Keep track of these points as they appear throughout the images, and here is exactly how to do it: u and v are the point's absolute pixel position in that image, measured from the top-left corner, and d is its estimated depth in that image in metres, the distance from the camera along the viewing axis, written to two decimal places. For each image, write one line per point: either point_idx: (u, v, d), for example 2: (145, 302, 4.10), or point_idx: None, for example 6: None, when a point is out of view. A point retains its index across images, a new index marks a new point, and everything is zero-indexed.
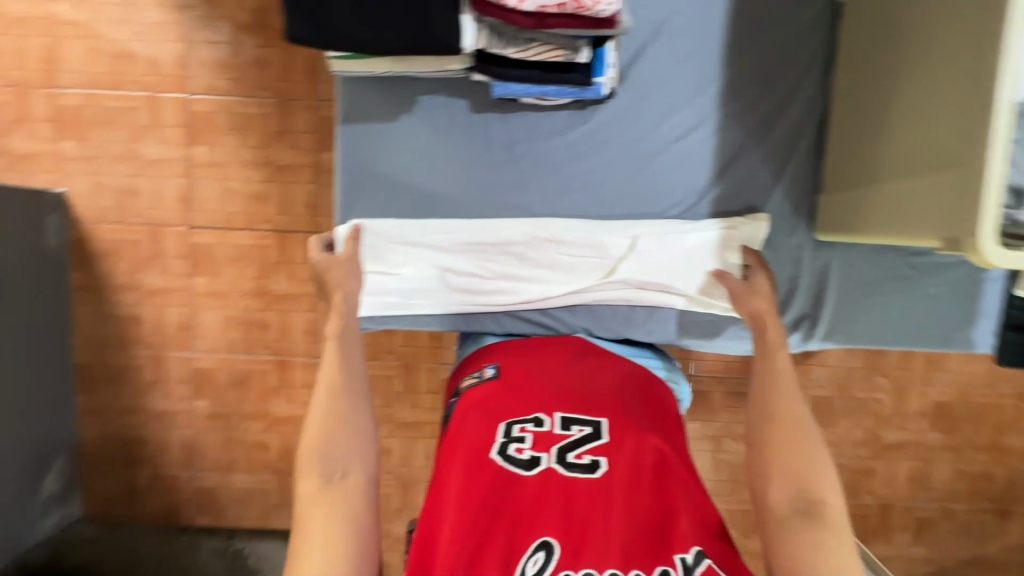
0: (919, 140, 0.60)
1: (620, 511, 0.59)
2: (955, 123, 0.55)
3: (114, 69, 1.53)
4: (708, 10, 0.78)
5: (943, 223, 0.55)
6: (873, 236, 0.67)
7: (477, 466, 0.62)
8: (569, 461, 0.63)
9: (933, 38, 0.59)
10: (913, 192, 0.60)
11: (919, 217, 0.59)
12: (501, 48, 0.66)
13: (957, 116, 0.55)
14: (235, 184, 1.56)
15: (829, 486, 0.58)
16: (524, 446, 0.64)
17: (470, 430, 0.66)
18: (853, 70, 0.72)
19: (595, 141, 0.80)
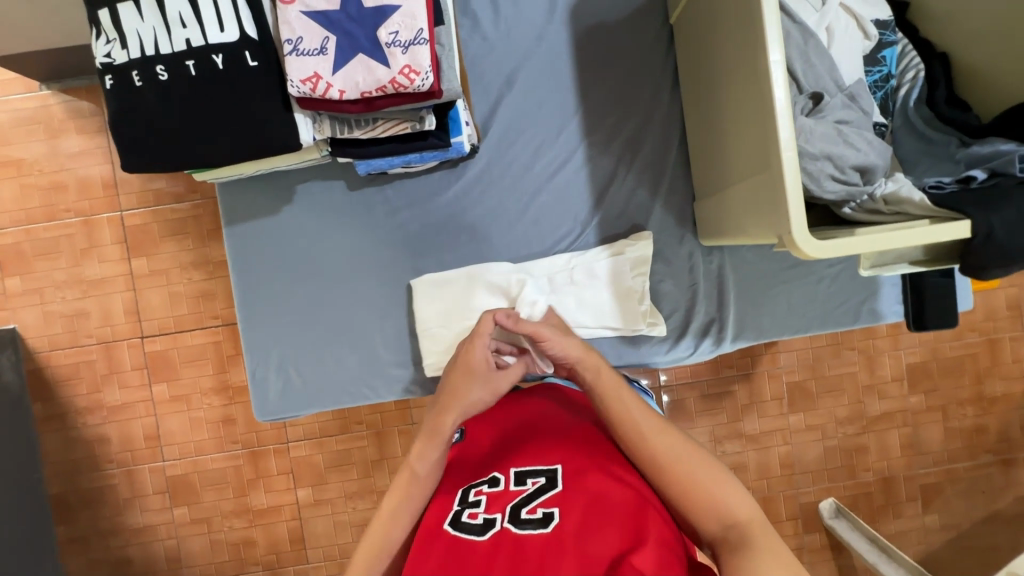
0: (739, 147, 0.63)
1: (573, 561, 0.51)
2: (754, 126, 0.57)
3: (47, 200, 1.58)
4: (553, 52, 0.82)
5: (769, 224, 0.57)
6: (737, 239, 0.69)
7: (430, 544, 0.58)
8: (521, 518, 0.57)
9: (724, 52, 0.63)
10: (746, 198, 0.62)
11: (755, 220, 0.62)
12: (347, 132, 0.69)
13: (754, 123, 0.57)
14: (180, 287, 1.59)
15: (744, 503, 0.58)
16: (478, 510, 0.60)
17: (432, 509, 0.63)
18: (692, 85, 0.76)
19: (473, 194, 0.83)
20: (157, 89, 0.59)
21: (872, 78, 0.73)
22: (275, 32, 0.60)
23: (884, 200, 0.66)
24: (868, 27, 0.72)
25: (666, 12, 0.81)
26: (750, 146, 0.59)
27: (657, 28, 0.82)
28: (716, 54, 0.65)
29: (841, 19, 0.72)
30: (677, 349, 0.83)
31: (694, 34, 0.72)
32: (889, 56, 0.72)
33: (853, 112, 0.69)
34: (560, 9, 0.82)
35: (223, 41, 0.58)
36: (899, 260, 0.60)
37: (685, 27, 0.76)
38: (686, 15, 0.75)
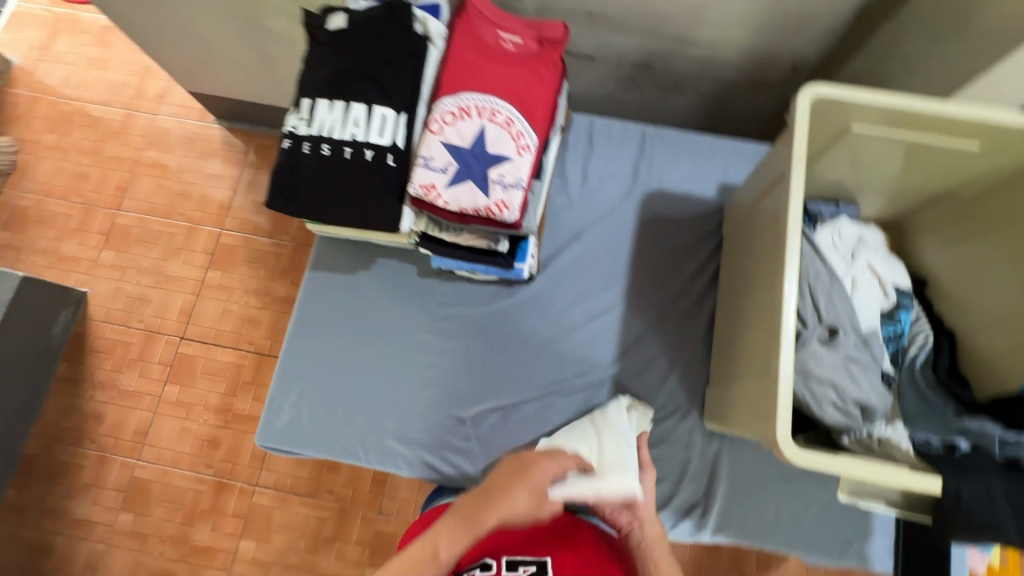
0: (752, 349, 0.72)
1: None
2: (767, 336, 0.67)
3: (171, 202, 1.85)
4: (619, 224, 0.98)
5: (761, 422, 0.65)
6: (735, 427, 0.75)
7: None
8: None
9: (756, 270, 0.75)
10: (748, 393, 0.70)
11: (751, 416, 0.69)
12: (436, 232, 0.84)
13: (766, 334, 0.67)
14: (234, 306, 1.74)
15: None
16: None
17: None
18: (728, 286, 0.87)
19: (517, 312, 0.94)
20: (317, 159, 0.77)
21: (887, 331, 0.81)
22: (415, 148, 0.78)
23: (878, 441, 0.72)
24: (887, 289, 0.83)
25: (719, 223, 0.97)
26: (761, 350, 0.68)
27: (709, 234, 0.97)
28: (750, 270, 0.77)
29: (866, 276, 0.83)
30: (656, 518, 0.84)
31: (738, 248, 0.86)
32: (904, 317, 0.81)
33: (864, 354, 0.77)
34: (634, 196, 0.99)
35: (377, 142, 0.76)
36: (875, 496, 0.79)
37: (732, 240, 0.90)
38: (735, 232, 0.89)
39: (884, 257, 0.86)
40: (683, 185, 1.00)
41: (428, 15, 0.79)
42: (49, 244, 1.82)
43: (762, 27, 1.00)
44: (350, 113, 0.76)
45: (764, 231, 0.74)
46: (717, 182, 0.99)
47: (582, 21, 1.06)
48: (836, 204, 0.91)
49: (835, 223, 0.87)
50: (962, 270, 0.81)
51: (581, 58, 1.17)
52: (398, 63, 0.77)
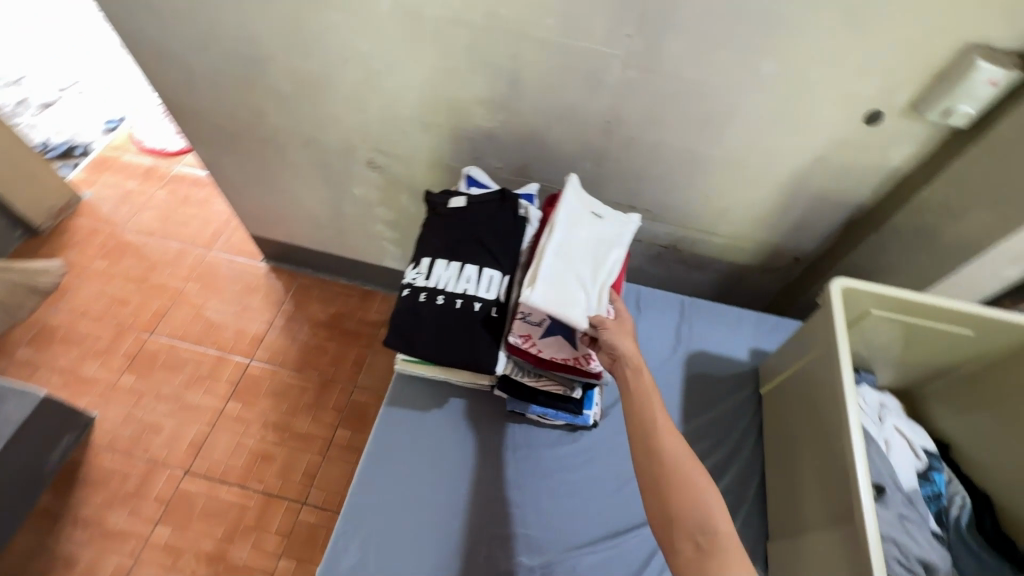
0: (825, 504, 0.79)
1: None
2: (842, 491, 0.76)
3: (205, 330, 1.91)
4: (669, 378, 1.10)
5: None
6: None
7: None
8: None
9: (814, 430, 0.86)
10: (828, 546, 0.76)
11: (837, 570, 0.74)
12: (520, 374, 0.94)
13: (841, 489, 0.76)
14: (249, 440, 1.70)
15: None
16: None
17: None
18: (778, 442, 0.97)
19: (580, 457, 1.00)
20: (430, 306, 0.89)
21: (926, 490, 0.90)
22: (514, 302, 0.91)
23: None
24: (917, 451, 0.93)
25: (756, 382, 1.10)
26: (838, 505, 0.77)
27: (748, 391, 1.09)
28: (807, 429, 0.88)
29: (897, 437, 0.95)
30: None
31: (784, 407, 0.98)
32: (938, 477, 0.91)
33: (915, 512, 0.84)
34: (679, 354, 1.13)
35: (484, 297, 0.89)
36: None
37: (774, 399, 1.02)
38: (777, 391, 1.02)
39: (906, 421, 0.98)
40: (721, 347, 1.15)
41: (529, 203, 0.99)
42: (69, 364, 1.81)
43: (771, 226, 1.26)
44: (464, 273, 0.91)
45: (817, 395, 0.87)
46: (749, 347, 1.15)
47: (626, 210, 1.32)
48: (856, 371, 1.05)
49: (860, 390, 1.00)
50: (978, 437, 0.94)
51: None
52: (506, 237, 0.94)
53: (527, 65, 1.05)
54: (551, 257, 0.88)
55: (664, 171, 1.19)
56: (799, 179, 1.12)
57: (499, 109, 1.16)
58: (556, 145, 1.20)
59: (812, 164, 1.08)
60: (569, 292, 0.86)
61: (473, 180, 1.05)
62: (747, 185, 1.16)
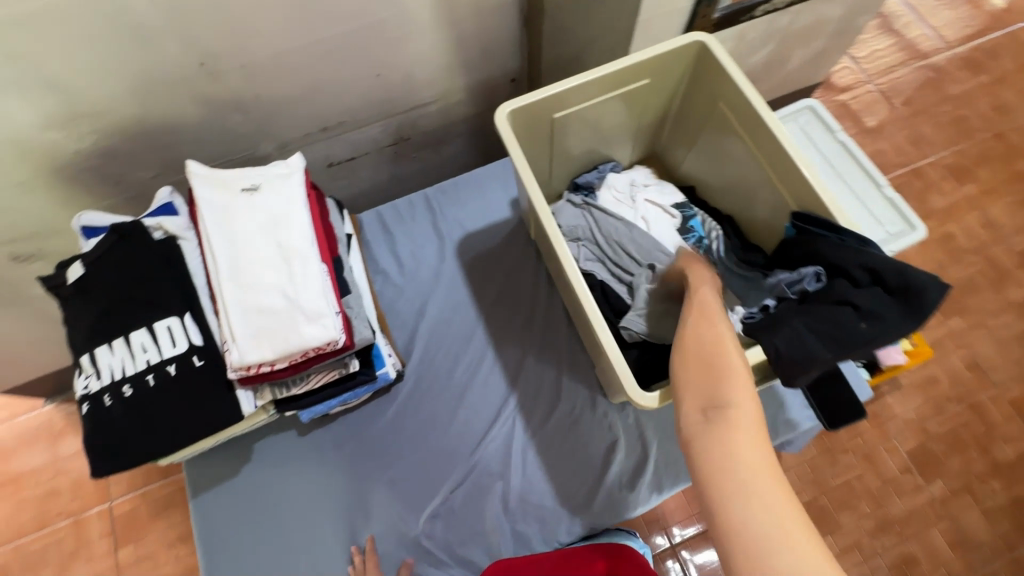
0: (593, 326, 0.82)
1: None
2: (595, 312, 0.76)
3: (40, 508, 1.64)
4: (450, 280, 1.03)
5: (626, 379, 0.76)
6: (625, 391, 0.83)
7: None
8: None
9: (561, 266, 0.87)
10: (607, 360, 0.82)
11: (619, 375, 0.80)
12: (286, 390, 0.82)
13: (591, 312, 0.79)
14: (167, 568, 1.56)
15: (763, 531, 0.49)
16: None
17: None
18: (560, 280, 0.95)
19: (406, 411, 0.95)
20: (123, 405, 0.73)
21: (691, 241, 0.92)
22: (216, 334, 0.77)
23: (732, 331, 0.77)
24: (671, 209, 0.95)
25: (526, 230, 1.05)
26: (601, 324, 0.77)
27: (524, 244, 1.05)
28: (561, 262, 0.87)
29: (649, 209, 0.95)
30: (624, 508, 0.87)
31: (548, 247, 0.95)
32: (695, 224, 0.93)
33: None
34: (448, 249, 1.05)
35: (174, 354, 0.74)
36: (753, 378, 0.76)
37: (542, 241, 0.99)
38: (538, 235, 0.99)
39: (657, 187, 0.98)
40: (482, 217, 1.07)
41: (160, 219, 0.79)
42: None
43: (464, 65, 1.12)
44: (134, 344, 0.74)
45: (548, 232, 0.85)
46: (507, 200, 1.08)
47: (321, 136, 1.13)
48: (596, 168, 1.02)
49: (607, 182, 0.99)
50: (708, 165, 0.95)
51: (344, 161, 1.23)
52: (156, 275, 0.76)
53: (37, 55, 0.77)
54: (235, 290, 0.76)
55: (313, 76, 0.99)
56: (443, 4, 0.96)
57: (73, 121, 0.89)
58: (180, 119, 0.96)
59: None
60: (274, 329, 0.75)
61: (91, 228, 0.82)
62: (403, 41, 1.00)
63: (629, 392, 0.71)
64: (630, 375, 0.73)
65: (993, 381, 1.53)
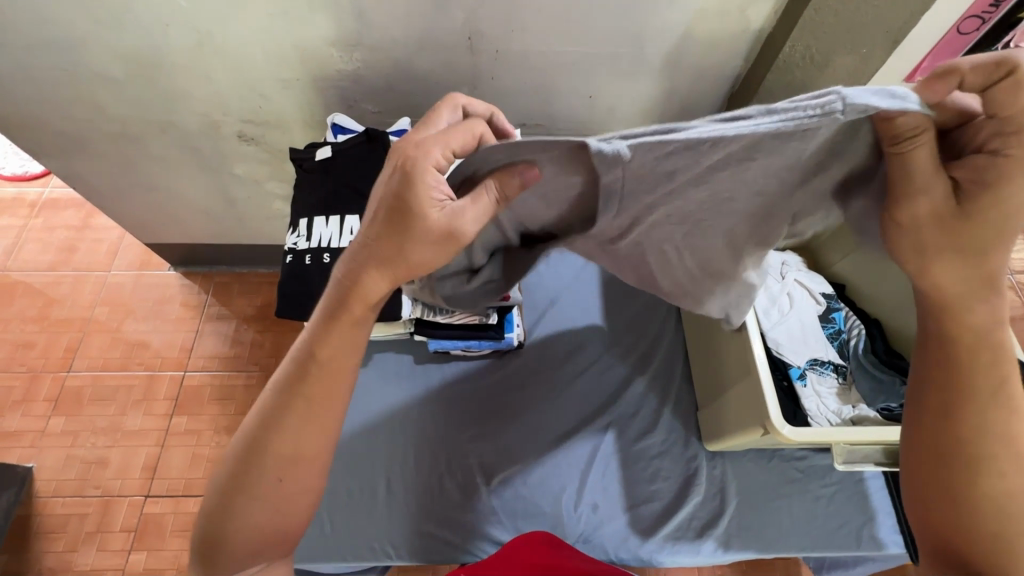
0: (735, 362, 0.84)
1: None
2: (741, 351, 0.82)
3: (127, 353, 1.80)
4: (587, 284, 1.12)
5: (754, 419, 0.77)
6: (731, 439, 0.85)
7: None
8: None
9: None
10: (729, 401, 0.85)
11: (742, 417, 0.81)
12: (432, 313, 0.93)
13: (736, 348, 0.84)
14: (205, 449, 1.65)
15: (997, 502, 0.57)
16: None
17: None
18: (694, 319, 1.01)
19: (513, 381, 1.01)
20: (317, 268, 0.86)
21: (828, 331, 0.97)
22: None
23: (852, 419, 0.86)
24: (817, 295, 1.00)
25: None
26: (740, 363, 0.82)
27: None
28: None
29: (799, 289, 1.00)
30: (687, 547, 0.89)
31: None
32: (837, 317, 0.98)
33: (822, 350, 0.95)
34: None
35: None
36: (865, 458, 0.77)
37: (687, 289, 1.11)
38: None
39: (807, 272, 1.04)
40: None
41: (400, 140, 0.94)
42: None
43: (659, 116, 1.25)
44: (345, 224, 0.87)
45: None
46: None
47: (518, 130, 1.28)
48: None
49: None
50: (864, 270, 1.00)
51: None
52: None
53: None
54: None
55: (542, 79, 1.14)
56: (674, 58, 1.10)
57: (354, 47, 1.08)
58: (427, 73, 1.13)
59: (681, 40, 1.06)
60: None
61: (340, 127, 0.98)
62: (625, 76, 1.14)
63: (771, 421, 0.72)
64: (777, 410, 0.73)
65: None
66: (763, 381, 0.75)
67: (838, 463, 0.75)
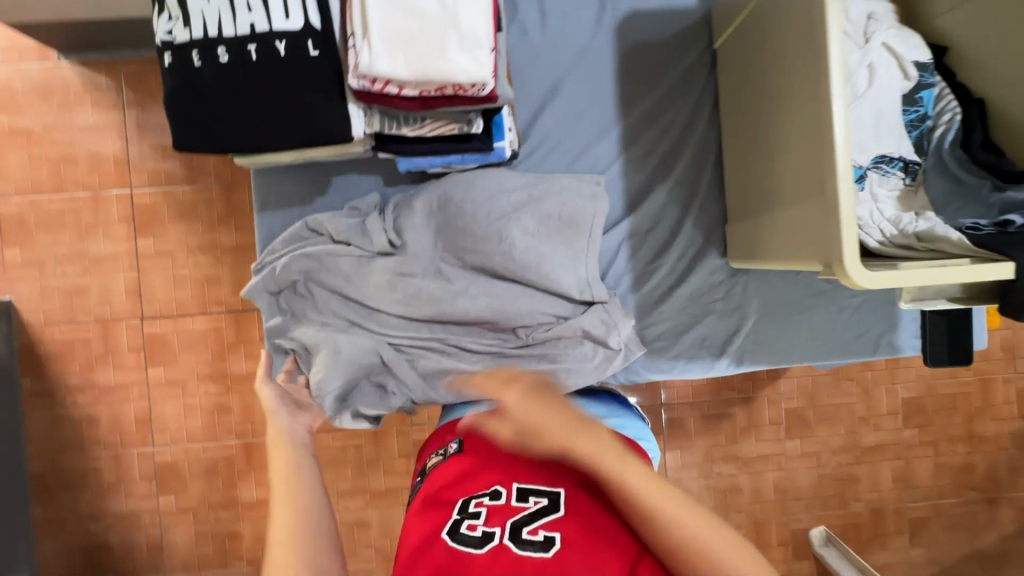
0: (794, 173, 0.74)
1: (570, 515, 0.68)
2: (814, 162, 0.69)
3: (56, 173, 1.55)
4: (597, 67, 0.98)
5: (818, 247, 0.69)
6: (791, 263, 0.76)
7: (430, 550, 0.64)
8: (523, 538, 0.64)
9: (786, 91, 0.75)
10: (783, 219, 0.77)
11: (798, 241, 0.73)
12: (396, 126, 0.83)
13: (803, 157, 0.71)
14: (185, 270, 1.56)
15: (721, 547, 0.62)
16: (477, 522, 0.67)
17: (429, 515, 0.70)
18: (749, 110, 0.86)
19: (539, 203, 0.93)
20: (217, 70, 0.76)
21: (909, 117, 0.79)
22: (336, 28, 0.77)
23: (917, 236, 0.72)
24: (909, 68, 0.77)
25: (711, 33, 0.98)
26: (809, 175, 0.70)
27: (706, 79, 0.99)
28: (781, 89, 0.76)
29: (882, 57, 0.77)
30: (702, 363, 0.95)
31: (756, 67, 0.83)
32: (925, 97, 0.78)
33: (893, 145, 0.78)
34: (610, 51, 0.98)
35: (285, 31, 0.75)
36: (937, 295, 0.76)
37: (731, 71, 0.92)
38: (733, 49, 0.90)
39: (903, 31, 0.79)
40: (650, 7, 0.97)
41: None
42: None
43: None
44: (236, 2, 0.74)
45: (789, 44, 0.73)
46: None
47: None
48: None
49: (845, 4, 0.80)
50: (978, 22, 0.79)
51: None
52: None
53: None
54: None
55: None
56: None
57: None
58: None
59: None
60: (419, 47, 0.74)
61: None
62: None
63: (842, 264, 0.63)
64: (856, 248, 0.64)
65: (1015, 367, 1.65)
66: (842, 216, 0.63)
67: (903, 301, 0.78)
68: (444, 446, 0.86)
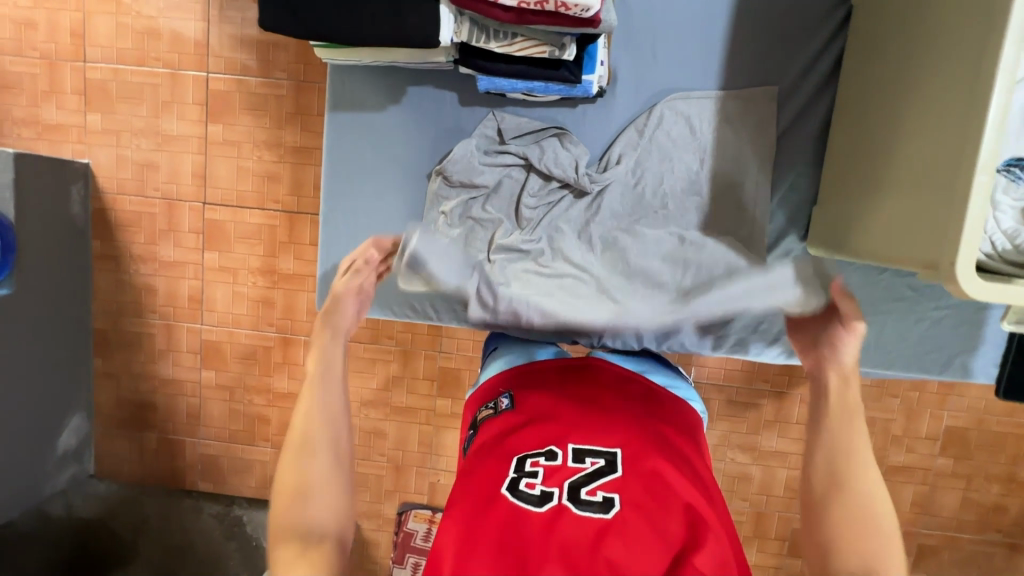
0: (920, 166, 0.76)
1: (631, 481, 0.66)
2: (951, 156, 0.70)
3: (139, 45, 1.57)
4: (710, 22, 0.98)
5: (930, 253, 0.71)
6: (890, 254, 0.81)
7: (491, 503, 0.65)
8: (581, 498, 0.64)
9: (935, 78, 0.75)
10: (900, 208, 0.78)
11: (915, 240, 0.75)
12: (484, 40, 0.81)
13: (941, 150, 0.72)
14: (249, 163, 1.59)
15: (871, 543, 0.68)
16: (536, 481, 0.67)
17: (485, 468, 0.70)
18: (879, 91, 0.87)
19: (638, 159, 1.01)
20: None
21: None
22: None
23: None
24: None
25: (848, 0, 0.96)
26: (944, 165, 0.71)
27: (823, 50, 0.97)
28: (927, 77, 0.77)
29: None
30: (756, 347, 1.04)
31: (900, 50, 0.83)
32: None
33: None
34: (720, 10, 0.98)
35: None
36: None
37: (859, 52, 0.93)
38: (876, 22, 0.89)
39: None
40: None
41: None
42: (26, 112, 1.61)
43: None
44: None
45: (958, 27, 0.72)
46: None
47: None
48: None
49: None
50: None
51: None
52: None
53: None
54: None
55: None
56: None
57: None
58: None
59: None
60: None
61: None
62: None
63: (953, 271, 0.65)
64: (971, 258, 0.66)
65: None
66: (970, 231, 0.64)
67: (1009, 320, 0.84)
68: (494, 399, 0.84)
